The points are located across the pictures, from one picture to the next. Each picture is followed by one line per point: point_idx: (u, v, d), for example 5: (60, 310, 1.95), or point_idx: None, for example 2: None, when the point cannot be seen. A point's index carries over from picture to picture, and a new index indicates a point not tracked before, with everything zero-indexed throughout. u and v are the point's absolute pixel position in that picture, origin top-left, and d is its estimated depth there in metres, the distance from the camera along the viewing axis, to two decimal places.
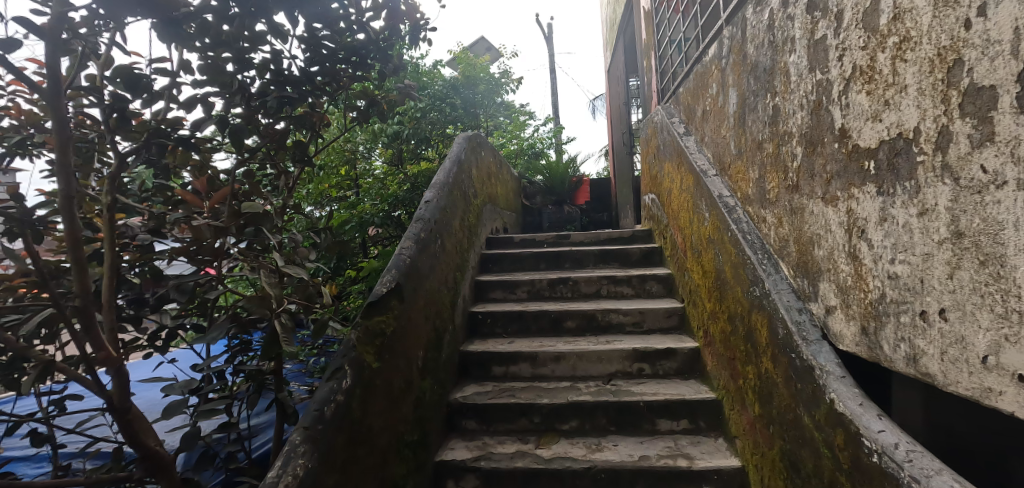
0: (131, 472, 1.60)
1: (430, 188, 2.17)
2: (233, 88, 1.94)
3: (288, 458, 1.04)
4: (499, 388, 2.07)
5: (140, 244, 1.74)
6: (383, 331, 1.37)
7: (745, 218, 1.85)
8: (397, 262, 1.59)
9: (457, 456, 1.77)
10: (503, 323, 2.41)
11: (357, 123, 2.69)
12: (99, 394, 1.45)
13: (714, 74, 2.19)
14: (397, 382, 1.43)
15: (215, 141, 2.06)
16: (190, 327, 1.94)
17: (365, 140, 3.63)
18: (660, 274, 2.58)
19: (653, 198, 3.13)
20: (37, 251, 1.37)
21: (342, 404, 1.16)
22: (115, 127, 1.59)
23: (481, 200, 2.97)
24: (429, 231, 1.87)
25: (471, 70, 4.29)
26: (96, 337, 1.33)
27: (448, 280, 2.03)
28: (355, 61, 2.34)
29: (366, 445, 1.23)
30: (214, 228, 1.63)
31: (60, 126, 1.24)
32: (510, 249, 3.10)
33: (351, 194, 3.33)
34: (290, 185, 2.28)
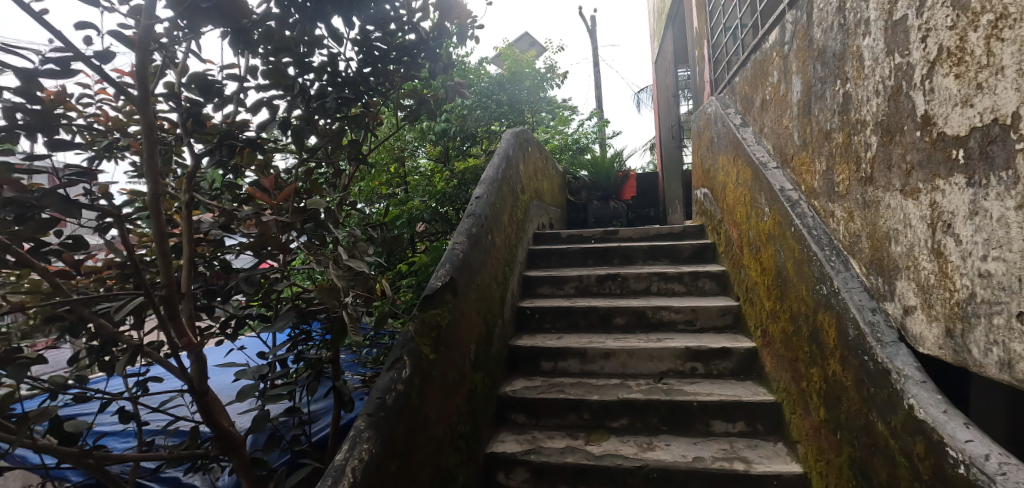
0: (206, 450, 1.72)
1: (480, 184, 2.19)
2: (295, 90, 2.04)
3: (354, 442, 1.08)
4: (548, 383, 2.07)
5: (213, 239, 1.86)
6: (438, 324, 1.40)
7: (810, 212, 1.76)
8: (450, 257, 1.62)
9: (507, 449, 1.79)
10: (551, 319, 2.41)
11: (407, 122, 2.76)
12: (179, 377, 1.57)
13: (775, 61, 2.08)
14: (451, 374, 1.46)
15: (278, 142, 2.18)
16: (256, 317, 2.06)
17: (414, 138, 3.72)
18: (713, 271, 2.49)
19: (705, 193, 3.03)
20: (126, 245, 1.49)
21: (401, 393, 1.20)
22: (192, 130, 1.70)
23: (528, 196, 2.97)
24: (480, 226, 1.90)
25: (516, 66, 4.29)
26: (178, 324, 1.44)
27: (498, 275, 2.05)
28: (406, 61, 2.39)
29: (423, 434, 1.27)
30: (280, 224, 1.72)
31: (147, 130, 1.35)
32: (557, 244, 3.09)
33: (401, 191, 3.43)
34: (345, 182, 2.37)
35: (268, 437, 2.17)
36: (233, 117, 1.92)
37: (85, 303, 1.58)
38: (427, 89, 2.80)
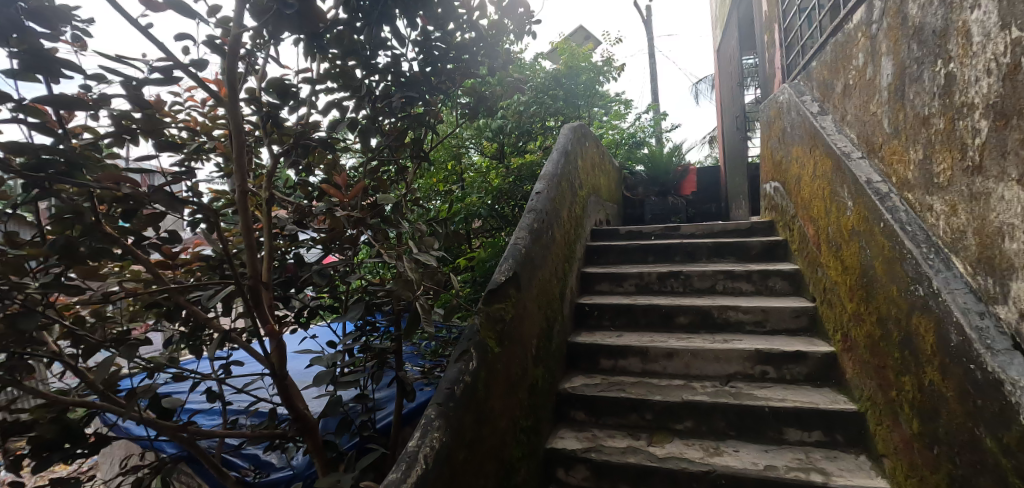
0: (282, 431, 1.84)
1: (540, 179, 2.19)
2: (361, 92, 2.13)
3: (425, 430, 1.11)
4: (608, 381, 2.03)
5: (289, 234, 1.98)
6: (502, 317, 1.41)
7: (903, 206, 1.60)
8: (513, 252, 1.63)
9: (568, 446, 1.78)
10: (610, 316, 2.37)
11: (466, 119, 2.80)
12: (262, 361, 1.69)
13: (860, 42, 1.91)
14: (514, 368, 1.46)
15: (346, 141, 2.28)
16: (326, 307, 2.16)
17: (471, 135, 3.78)
18: (785, 270, 2.34)
19: (776, 187, 2.85)
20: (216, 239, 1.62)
21: (469, 385, 1.22)
22: (271, 132, 1.82)
23: (586, 191, 2.94)
24: (541, 222, 1.89)
25: (573, 61, 4.23)
26: (262, 312, 1.55)
27: (558, 271, 2.04)
28: (466, 59, 2.43)
29: (489, 425, 1.28)
30: (352, 220, 1.79)
31: (236, 131, 1.45)
32: (615, 241, 3.03)
33: (457, 188, 3.49)
34: (408, 179, 2.44)
35: (340, 421, 2.29)
36: (306, 119, 2.03)
37: (180, 291, 1.73)
38: (484, 87, 2.82)
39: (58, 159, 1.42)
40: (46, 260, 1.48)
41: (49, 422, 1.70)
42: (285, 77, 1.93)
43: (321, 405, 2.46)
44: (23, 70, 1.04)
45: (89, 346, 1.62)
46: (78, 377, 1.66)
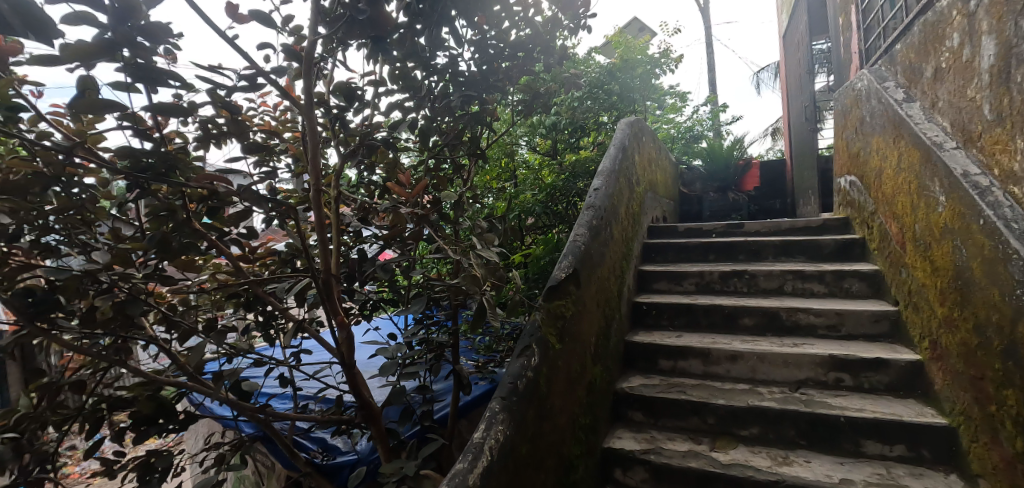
0: (348, 417, 1.94)
1: (597, 176, 2.16)
2: (421, 92, 2.19)
3: (490, 422, 1.14)
4: (667, 383, 1.98)
5: (355, 231, 2.08)
6: (563, 314, 1.41)
7: (1008, 201, 1.44)
8: (572, 249, 1.63)
9: (626, 446, 1.75)
10: (669, 316, 2.30)
11: (520, 116, 2.81)
12: (331, 350, 1.79)
13: (955, 21, 1.74)
14: (574, 366, 1.46)
15: (406, 141, 2.35)
16: (388, 300, 2.25)
17: (525, 132, 3.79)
18: (863, 271, 2.18)
19: (853, 181, 2.65)
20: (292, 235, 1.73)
21: (531, 380, 1.24)
22: (339, 133, 1.91)
23: (644, 187, 2.86)
24: (600, 218, 1.87)
25: (629, 54, 4.12)
26: (333, 303, 1.64)
27: (616, 269, 2.01)
28: (522, 56, 2.43)
29: (550, 422, 1.29)
30: (415, 217, 1.86)
31: (311, 134, 1.54)
32: (673, 238, 2.94)
33: (510, 185, 3.52)
34: (465, 176, 2.49)
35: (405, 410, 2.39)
36: (371, 120, 2.11)
37: (259, 283, 1.87)
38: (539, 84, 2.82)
39: (156, 161, 1.56)
40: (147, 252, 1.64)
41: (147, 399, 1.88)
42: (351, 80, 2.03)
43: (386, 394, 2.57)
44: (133, 80, 1.16)
45: (182, 332, 1.78)
46: (171, 360, 1.83)
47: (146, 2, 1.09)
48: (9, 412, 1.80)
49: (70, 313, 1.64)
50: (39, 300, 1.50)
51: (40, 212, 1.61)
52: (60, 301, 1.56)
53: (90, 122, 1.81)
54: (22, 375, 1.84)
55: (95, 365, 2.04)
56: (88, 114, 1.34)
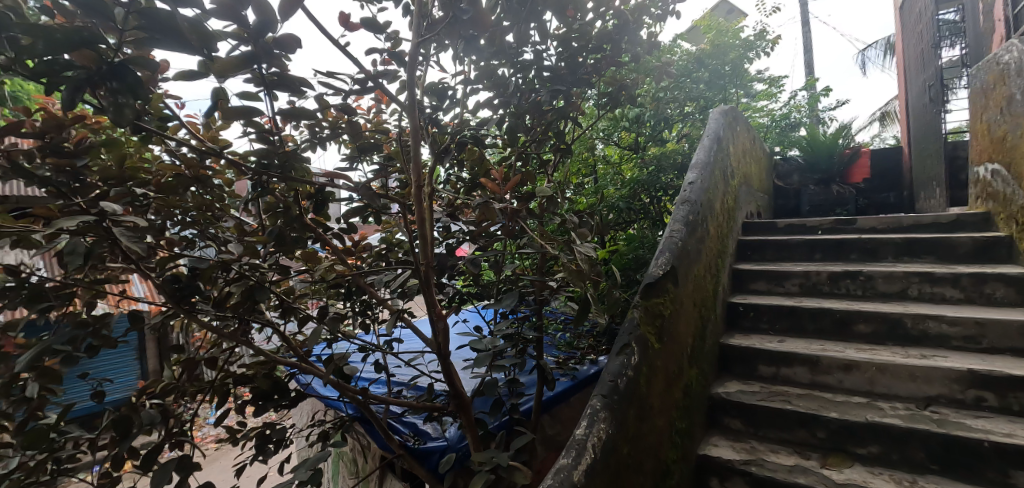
0: (439, 405, 2.02)
1: (691, 168, 2.07)
2: (509, 90, 2.22)
3: (592, 420, 1.16)
4: (769, 391, 1.85)
5: (444, 226, 2.15)
6: (662, 313, 1.41)
7: None
8: (668, 245, 1.60)
9: (724, 455, 1.66)
10: (769, 319, 2.15)
11: (604, 109, 2.75)
12: (426, 341, 1.87)
13: None
14: (672, 367, 1.45)
15: (493, 138, 2.40)
16: (475, 294, 2.31)
17: (606, 126, 3.72)
18: (1011, 274, 1.88)
19: (996, 170, 2.29)
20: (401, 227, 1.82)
21: (632, 379, 1.25)
22: (431, 133, 1.99)
23: (739, 181, 2.69)
24: (696, 214, 1.81)
25: (720, 38, 3.87)
26: (430, 295, 1.72)
27: (711, 267, 1.92)
28: (609, 49, 2.37)
29: (650, 424, 1.29)
30: (509, 213, 1.88)
31: (414, 134, 1.62)
32: (772, 235, 2.73)
33: (591, 180, 3.47)
34: (550, 172, 2.48)
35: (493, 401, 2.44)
36: (460, 118, 2.17)
37: (362, 274, 2.00)
38: (624, 75, 2.73)
39: (277, 161, 1.73)
40: (268, 245, 1.82)
41: (265, 377, 2.10)
42: (443, 80, 2.11)
43: (473, 384, 2.65)
44: (264, 88, 1.28)
45: (297, 317, 1.96)
46: (285, 342, 2.02)
47: (280, 13, 1.16)
48: (157, 382, 2.08)
49: (207, 298, 1.86)
50: (183, 285, 1.71)
51: (183, 209, 1.84)
52: (199, 287, 1.77)
53: (221, 129, 2.03)
54: (167, 350, 2.12)
55: (222, 344, 2.29)
56: (229, 119, 1.51)
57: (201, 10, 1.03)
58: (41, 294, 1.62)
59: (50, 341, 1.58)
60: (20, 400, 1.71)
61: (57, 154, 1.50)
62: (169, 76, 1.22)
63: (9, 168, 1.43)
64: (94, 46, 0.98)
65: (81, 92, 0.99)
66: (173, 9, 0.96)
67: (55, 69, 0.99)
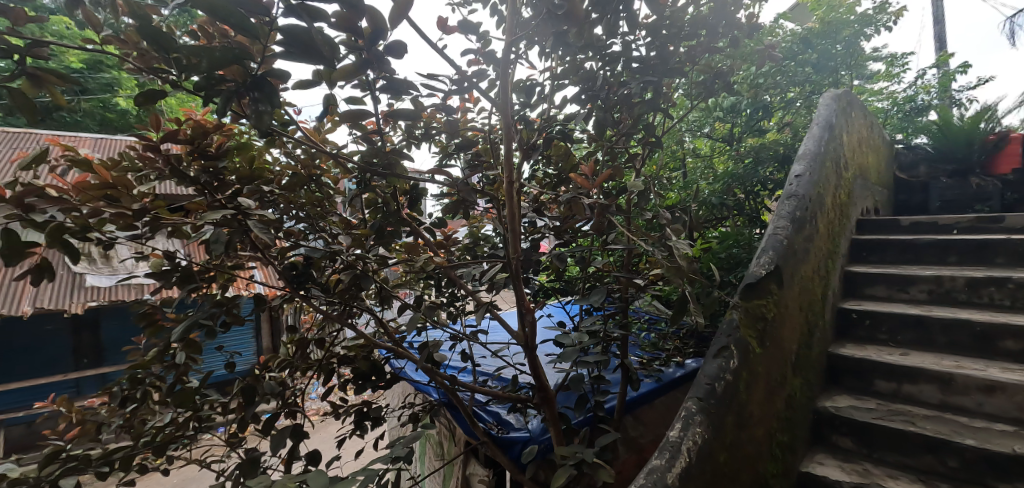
0: (524, 397, 2.07)
1: (798, 160, 1.94)
2: (596, 84, 2.19)
3: (687, 423, 1.20)
4: (888, 409, 1.66)
5: (531, 222, 2.19)
6: (764, 315, 1.41)
7: None
8: (773, 243, 1.56)
9: (831, 475, 1.53)
10: (888, 329, 1.93)
11: (696, 99, 2.61)
12: (513, 334, 1.92)
13: None
14: (774, 373, 1.44)
15: (580, 132, 2.39)
16: (560, 289, 2.34)
17: (697, 117, 3.55)
18: None
19: None
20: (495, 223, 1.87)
21: (730, 383, 1.28)
22: (518, 130, 2.03)
23: (853, 173, 2.44)
24: (804, 210, 1.71)
25: (830, 14, 3.47)
26: (519, 289, 1.76)
27: (820, 268, 1.80)
28: (704, 34, 2.25)
29: (748, 432, 1.31)
30: (598, 208, 1.86)
31: (507, 132, 1.68)
32: (893, 234, 2.44)
33: (680, 175, 3.33)
34: (639, 166, 2.42)
35: (576, 397, 2.45)
36: (549, 114, 2.19)
37: (452, 267, 2.10)
38: (719, 62, 2.58)
39: (379, 159, 1.88)
40: (370, 238, 1.99)
41: (365, 359, 2.28)
42: (531, 77, 2.14)
43: (556, 378, 2.69)
44: (377, 92, 1.40)
45: (396, 305, 2.11)
46: (383, 328, 2.17)
47: (390, 21, 1.25)
48: (275, 357, 2.34)
49: (318, 284, 2.07)
50: (300, 272, 1.92)
51: (299, 204, 2.06)
52: (313, 275, 1.97)
53: (331, 131, 2.23)
54: (286, 329, 2.39)
55: (328, 326, 2.52)
56: (343, 122, 1.66)
57: (326, 23, 1.14)
58: (190, 276, 1.90)
59: (196, 316, 1.84)
60: (172, 365, 2.02)
61: (204, 157, 1.75)
62: (291, 83, 1.37)
63: (169, 171, 1.70)
64: (242, 62, 1.13)
65: (230, 102, 1.15)
66: (307, 25, 1.08)
67: (211, 83, 1.16)
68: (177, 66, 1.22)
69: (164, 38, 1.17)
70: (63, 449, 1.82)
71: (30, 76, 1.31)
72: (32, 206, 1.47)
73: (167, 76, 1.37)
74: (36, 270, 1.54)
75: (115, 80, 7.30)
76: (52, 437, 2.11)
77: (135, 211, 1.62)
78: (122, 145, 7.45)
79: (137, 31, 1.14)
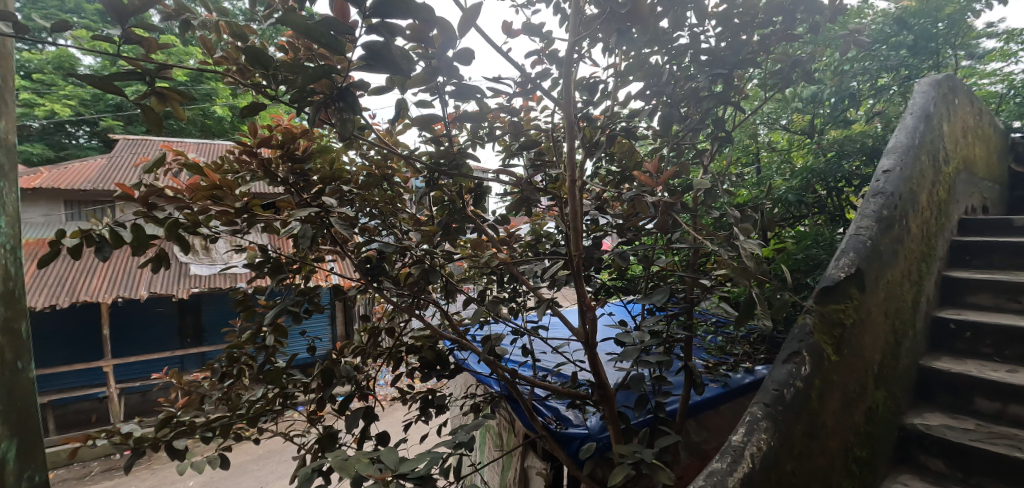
0: (583, 394, 2.08)
1: (887, 154, 1.79)
2: (662, 79, 2.14)
3: (752, 429, 1.18)
4: (989, 431, 1.50)
5: (592, 220, 2.19)
6: (841, 321, 1.34)
7: None
8: (854, 245, 1.46)
9: None
10: (994, 344, 1.73)
11: (771, 90, 2.48)
12: (574, 331, 1.94)
13: None
14: (852, 385, 1.36)
15: (645, 129, 2.35)
16: (622, 287, 2.31)
17: (772, 109, 3.34)
18: None
19: None
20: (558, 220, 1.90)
21: (800, 390, 1.24)
22: (581, 128, 2.04)
23: (955, 166, 2.20)
24: (893, 208, 1.58)
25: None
26: (580, 286, 1.78)
27: (911, 272, 1.66)
28: (781, 21, 2.12)
29: (820, 443, 1.25)
30: (662, 206, 1.84)
31: (570, 132, 1.70)
32: (1004, 237, 2.17)
33: (752, 171, 3.17)
34: (707, 162, 2.34)
35: (636, 396, 2.44)
36: (613, 111, 2.18)
37: (515, 263, 2.16)
38: (798, 50, 2.42)
39: (447, 159, 1.97)
40: (439, 234, 2.10)
41: (431, 349, 2.41)
42: (595, 74, 2.14)
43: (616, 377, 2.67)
44: (449, 97, 1.47)
45: (460, 299, 2.21)
46: (448, 321, 2.27)
47: (460, 31, 1.32)
48: (350, 343, 2.52)
49: (390, 277, 2.22)
50: (374, 266, 2.07)
51: (373, 202, 2.21)
52: (385, 269, 2.11)
53: (401, 132, 2.36)
54: (360, 318, 2.57)
55: (397, 317, 2.68)
56: (416, 125, 1.77)
57: (403, 37, 1.23)
58: (280, 267, 2.11)
59: (285, 303, 2.04)
60: (263, 347, 2.25)
61: (294, 159, 1.94)
62: (368, 91, 1.48)
63: (264, 173, 1.90)
64: (330, 75, 1.25)
65: (320, 111, 1.27)
66: (386, 40, 1.17)
67: (303, 95, 1.28)
68: (274, 80, 1.35)
69: (263, 56, 1.30)
70: (175, 415, 2.10)
71: (157, 94, 1.52)
72: (155, 204, 1.71)
73: (264, 89, 1.54)
74: (156, 259, 1.78)
75: (214, 90, 8.11)
76: (166, 404, 2.43)
77: (237, 208, 1.82)
78: (220, 148, 8.29)
79: (242, 54, 1.27)
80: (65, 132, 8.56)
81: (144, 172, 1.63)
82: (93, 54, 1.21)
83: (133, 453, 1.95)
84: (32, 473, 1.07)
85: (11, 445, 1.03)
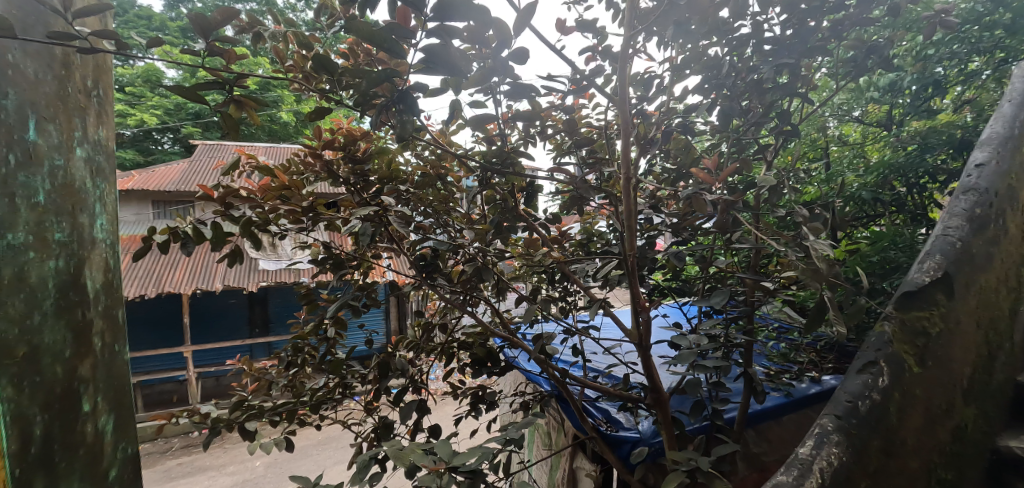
0: (635, 397, 2.04)
1: (981, 147, 1.63)
2: (722, 71, 2.05)
3: (822, 441, 1.12)
4: None
5: (646, 219, 2.14)
6: (926, 330, 1.23)
7: None
8: (941, 246, 1.37)
9: None
10: None
11: (842, 80, 2.31)
12: (627, 331, 1.90)
13: None
14: (937, 400, 1.24)
15: (702, 124, 2.26)
16: (678, 288, 2.24)
17: (843, 100, 3.11)
18: None
19: None
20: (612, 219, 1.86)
21: (877, 403, 1.16)
22: (636, 125, 2.00)
23: None
24: (988, 206, 1.44)
25: None
26: (635, 287, 1.74)
27: (1011, 277, 1.50)
28: (855, 4, 1.97)
29: (899, 462, 1.16)
30: (722, 204, 1.76)
31: (625, 129, 1.67)
32: None
33: (819, 167, 2.98)
34: (769, 158, 2.22)
35: (691, 402, 2.36)
36: (668, 107, 2.11)
37: (566, 262, 2.15)
38: (873, 35, 2.24)
39: (500, 158, 1.99)
40: (492, 232, 2.13)
41: (482, 346, 2.44)
42: (650, 69, 2.08)
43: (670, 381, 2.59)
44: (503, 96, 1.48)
45: (511, 297, 2.22)
46: (499, 319, 2.28)
47: (516, 30, 1.32)
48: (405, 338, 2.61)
49: (444, 274, 2.27)
50: (428, 263, 2.13)
51: (427, 201, 2.27)
52: (438, 266, 2.17)
53: (454, 132, 2.41)
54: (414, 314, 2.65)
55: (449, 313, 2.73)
56: (471, 125, 1.79)
57: (460, 38, 1.25)
58: (341, 263, 2.21)
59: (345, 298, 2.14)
60: (325, 338, 2.37)
61: (354, 161, 2.02)
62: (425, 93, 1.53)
63: (328, 174, 2.00)
64: (391, 79, 1.29)
65: (381, 114, 1.32)
66: (444, 42, 1.19)
67: (365, 98, 1.34)
68: (338, 85, 1.42)
69: (330, 63, 1.36)
70: (246, 399, 2.26)
71: (235, 102, 1.65)
72: (231, 204, 1.85)
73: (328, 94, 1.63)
74: (232, 255, 1.92)
75: (280, 97, 8.67)
76: (239, 388, 2.62)
77: (303, 207, 1.93)
78: (285, 151, 8.85)
79: (311, 61, 1.35)
80: (153, 139, 9.45)
81: (223, 174, 1.76)
82: (180, 66, 1.32)
83: (210, 431, 2.11)
84: (126, 444, 1.19)
85: (110, 418, 1.15)
